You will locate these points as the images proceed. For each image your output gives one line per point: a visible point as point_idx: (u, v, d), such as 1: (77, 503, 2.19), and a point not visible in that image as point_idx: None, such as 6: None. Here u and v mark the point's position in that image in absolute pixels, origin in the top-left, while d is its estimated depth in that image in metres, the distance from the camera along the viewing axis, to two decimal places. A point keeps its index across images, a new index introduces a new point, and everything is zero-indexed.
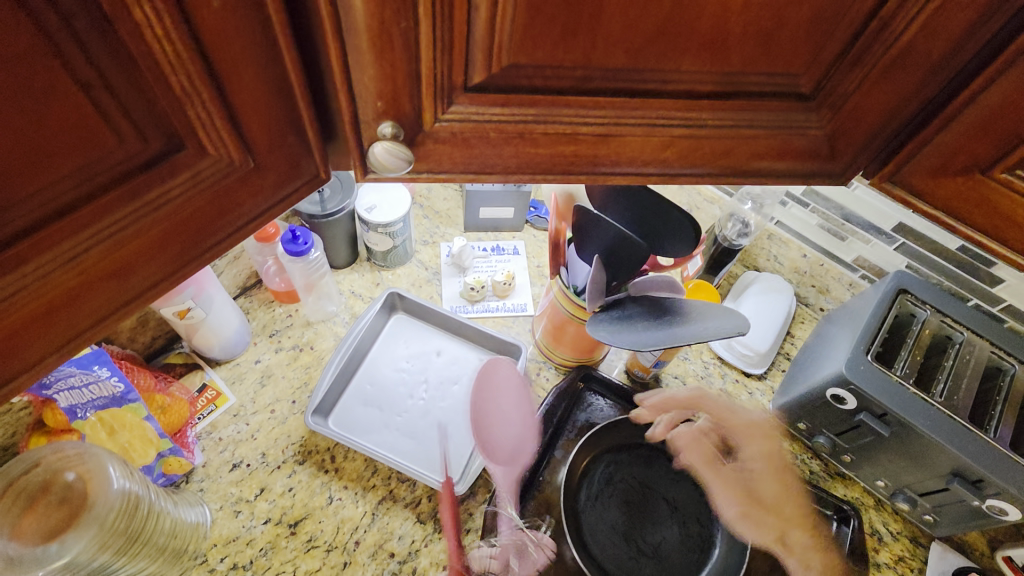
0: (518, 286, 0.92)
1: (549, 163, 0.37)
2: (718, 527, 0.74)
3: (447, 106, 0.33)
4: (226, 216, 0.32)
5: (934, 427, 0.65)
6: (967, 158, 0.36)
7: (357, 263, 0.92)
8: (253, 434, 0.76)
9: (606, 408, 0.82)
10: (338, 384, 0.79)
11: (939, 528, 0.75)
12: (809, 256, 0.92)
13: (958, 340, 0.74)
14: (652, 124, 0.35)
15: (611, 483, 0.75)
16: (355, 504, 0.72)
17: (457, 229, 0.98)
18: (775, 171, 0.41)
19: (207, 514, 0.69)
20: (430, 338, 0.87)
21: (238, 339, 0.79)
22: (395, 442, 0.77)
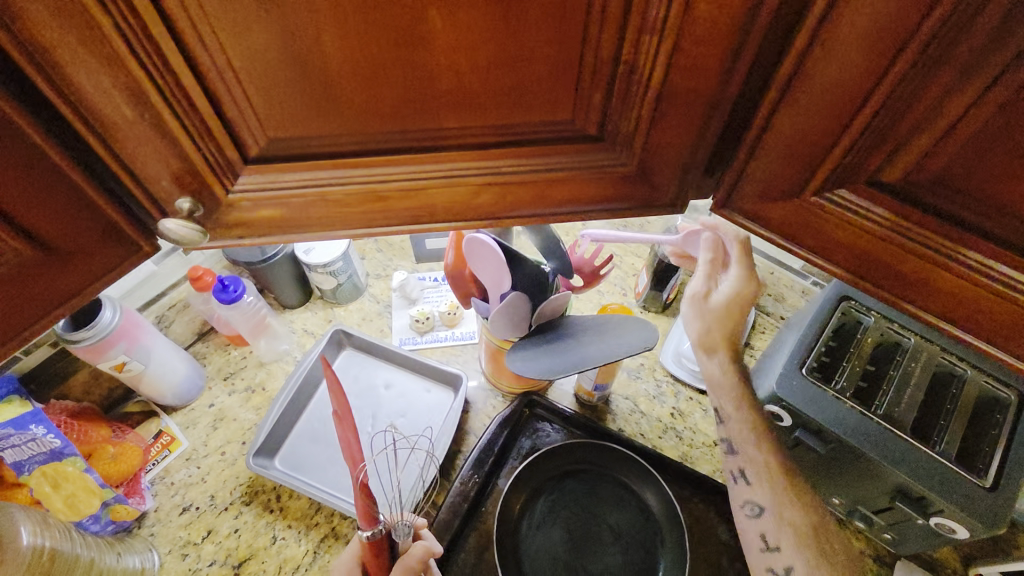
0: (467, 315, 0.93)
1: (362, 219, 0.38)
2: (661, 555, 0.71)
3: (236, 179, 0.34)
4: (37, 300, 0.34)
5: (867, 441, 0.62)
6: (782, 182, 0.35)
7: (309, 302, 0.95)
8: (203, 477, 0.78)
9: (552, 434, 0.81)
10: (282, 423, 0.81)
11: (902, 546, 0.70)
12: (759, 264, 0.90)
13: (906, 346, 0.70)
14: (448, 175, 0.36)
15: (553, 512, 0.75)
16: (297, 543, 0.74)
17: (408, 261, 0.99)
18: (606, 206, 0.40)
19: (155, 559, 0.71)
20: (377, 373, 0.88)
21: (190, 384, 0.82)
22: (340, 479, 0.78)
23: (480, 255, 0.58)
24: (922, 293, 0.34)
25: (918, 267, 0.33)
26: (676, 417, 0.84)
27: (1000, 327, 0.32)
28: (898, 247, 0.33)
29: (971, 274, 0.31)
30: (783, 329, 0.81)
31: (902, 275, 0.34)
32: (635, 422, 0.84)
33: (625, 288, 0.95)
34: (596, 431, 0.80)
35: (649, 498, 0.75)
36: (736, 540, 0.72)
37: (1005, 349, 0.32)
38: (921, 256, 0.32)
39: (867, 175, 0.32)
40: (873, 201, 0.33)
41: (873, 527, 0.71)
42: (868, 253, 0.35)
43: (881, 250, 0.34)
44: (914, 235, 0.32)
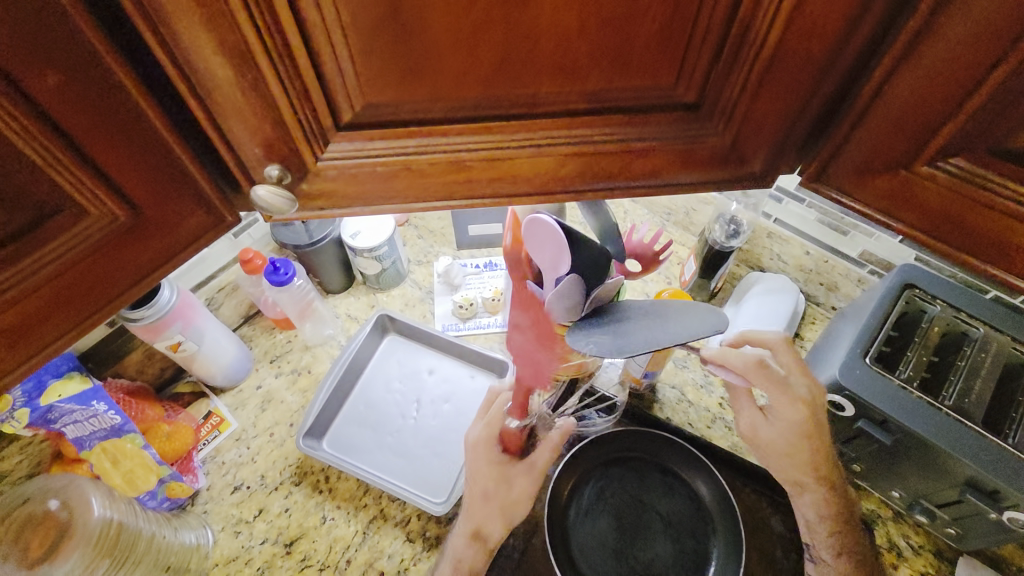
0: (510, 301, 0.92)
1: (445, 190, 0.38)
2: (714, 544, 0.70)
3: (325, 146, 0.34)
4: (126, 267, 0.34)
5: (939, 432, 0.60)
6: (889, 155, 0.34)
7: (352, 287, 0.95)
8: (253, 457, 0.79)
9: (599, 421, 0.80)
10: (331, 406, 0.81)
11: (966, 542, 0.69)
12: (812, 252, 0.87)
13: (976, 337, 0.68)
14: (536, 145, 0.35)
15: (601, 499, 0.74)
16: (347, 523, 0.74)
17: (450, 246, 0.99)
18: (691, 181, 0.39)
19: (208, 535, 0.73)
20: (421, 358, 0.88)
21: (239, 366, 0.83)
22: (386, 463, 0.78)
23: (538, 235, 0.58)
24: None
25: None
26: (725, 406, 0.83)
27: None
28: (1016, 221, 0.32)
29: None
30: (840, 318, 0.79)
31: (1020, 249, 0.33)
32: (683, 411, 0.83)
33: (671, 275, 0.93)
34: (645, 419, 0.79)
35: (699, 488, 0.73)
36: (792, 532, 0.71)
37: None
38: None
39: (991, 142, 0.31)
40: (990, 170, 0.32)
41: (935, 522, 0.69)
42: (980, 228, 0.34)
43: (995, 224, 0.33)
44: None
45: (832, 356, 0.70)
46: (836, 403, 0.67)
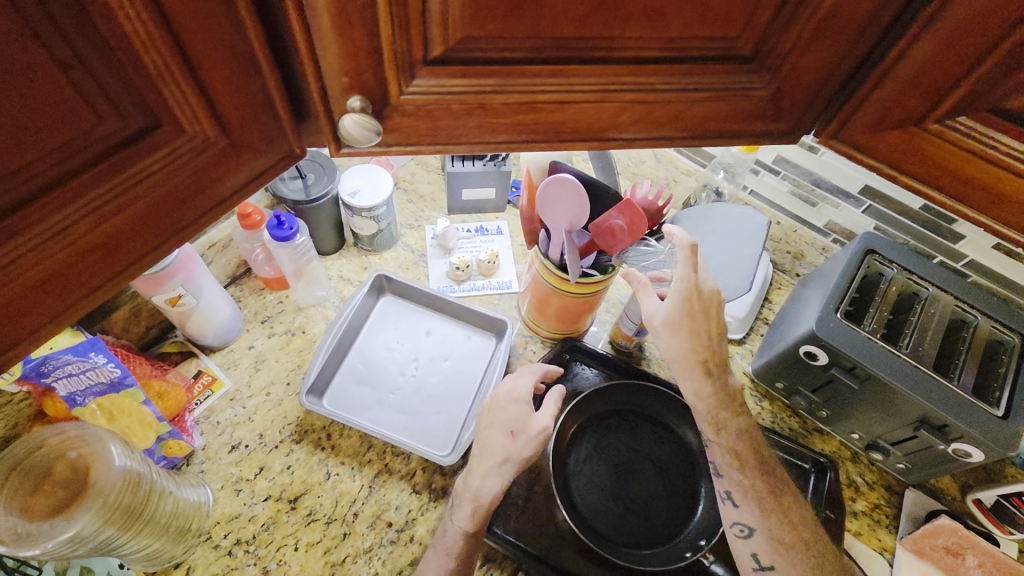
0: (503, 265, 0.96)
1: (511, 131, 0.40)
2: (701, 485, 0.76)
3: (410, 81, 0.35)
4: (209, 189, 0.35)
5: (901, 376, 0.69)
6: (902, 112, 0.39)
7: (344, 249, 0.94)
8: (250, 416, 0.78)
9: (590, 375, 0.85)
10: (331, 364, 0.81)
11: (911, 476, 0.79)
12: (783, 223, 0.96)
13: (924, 296, 0.78)
14: (603, 87, 0.37)
15: (598, 448, 0.79)
16: (351, 478, 0.75)
17: (441, 212, 1.01)
18: (727, 132, 0.43)
19: (209, 494, 0.72)
20: (418, 319, 0.90)
21: (231, 325, 0.82)
22: (389, 419, 0.80)
23: (559, 194, 0.63)
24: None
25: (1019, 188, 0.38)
26: None
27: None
28: (1003, 171, 0.38)
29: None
30: (803, 284, 0.87)
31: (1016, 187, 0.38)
32: (668, 367, 0.89)
33: None
34: (637, 373, 0.84)
35: (687, 436, 0.80)
36: None
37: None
38: (1003, 178, 0.38)
39: (991, 102, 0.36)
40: (989, 126, 0.37)
41: (889, 458, 0.79)
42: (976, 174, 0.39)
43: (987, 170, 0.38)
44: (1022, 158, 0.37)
45: (802, 314, 0.78)
46: (811, 353, 0.75)
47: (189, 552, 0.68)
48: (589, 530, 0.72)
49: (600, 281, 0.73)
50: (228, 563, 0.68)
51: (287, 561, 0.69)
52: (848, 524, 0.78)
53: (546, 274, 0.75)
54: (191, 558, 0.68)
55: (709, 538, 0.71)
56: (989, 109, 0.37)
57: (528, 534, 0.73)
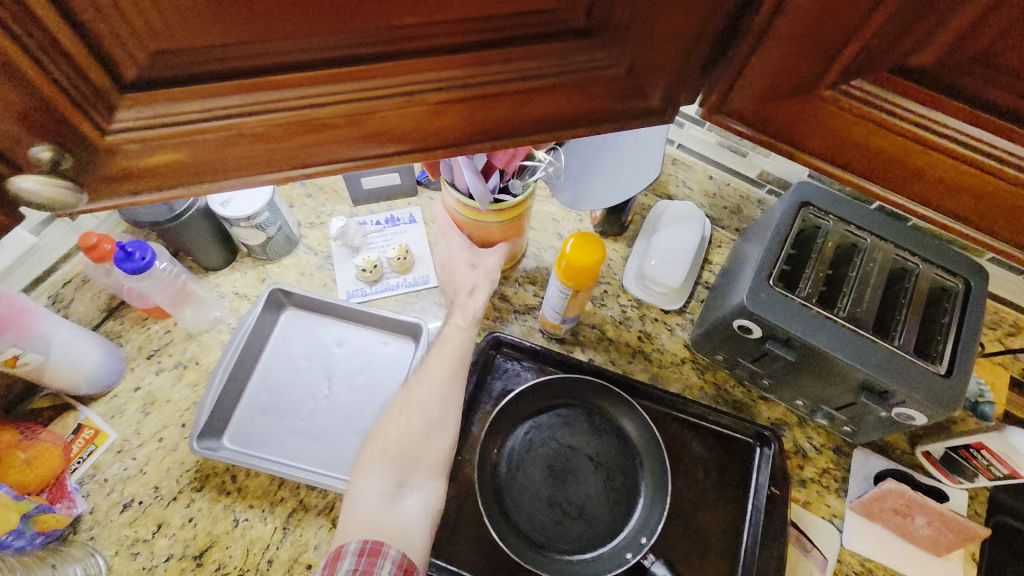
0: (418, 258, 0.86)
1: (303, 157, 0.33)
2: (641, 477, 0.72)
3: (122, 89, 0.28)
4: None
5: (836, 344, 0.63)
6: (794, 76, 0.33)
7: (237, 261, 0.83)
8: (141, 468, 0.70)
9: (519, 370, 0.78)
10: (226, 398, 0.72)
11: (859, 435, 0.75)
12: (715, 175, 0.88)
13: (863, 247, 0.72)
14: (404, 94, 0.31)
15: (531, 450, 0.73)
16: (263, 522, 0.69)
17: (344, 204, 0.90)
18: (578, 119, 0.36)
19: (101, 563, 0.64)
20: (326, 330, 0.80)
21: (107, 370, 0.72)
22: (300, 448, 0.72)
23: None
24: (940, 189, 0.35)
25: (929, 161, 0.34)
26: (643, 340, 0.83)
27: (991, 215, 0.35)
28: (912, 140, 0.33)
29: (984, 162, 0.32)
30: (742, 243, 0.79)
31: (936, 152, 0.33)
32: (604, 349, 0.82)
33: (580, 213, 0.93)
34: (569, 364, 0.78)
35: (625, 425, 0.74)
36: (710, 453, 0.74)
37: (994, 236, 0.35)
38: (918, 151, 0.33)
39: (894, 60, 0.31)
40: (893, 91, 0.32)
41: (835, 422, 0.75)
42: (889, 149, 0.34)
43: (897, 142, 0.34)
44: (934, 122, 0.32)
45: (735, 283, 0.72)
46: (746, 326, 0.69)
47: None
48: (524, 543, 0.67)
49: (514, 205, 0.69)
50: None
51: None
52: (796, 495, 0.75)
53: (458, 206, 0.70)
54: None
55: (649, 536, 0.67)
56: (887, 70, 0.32)
57: (460, 555, 0.67)
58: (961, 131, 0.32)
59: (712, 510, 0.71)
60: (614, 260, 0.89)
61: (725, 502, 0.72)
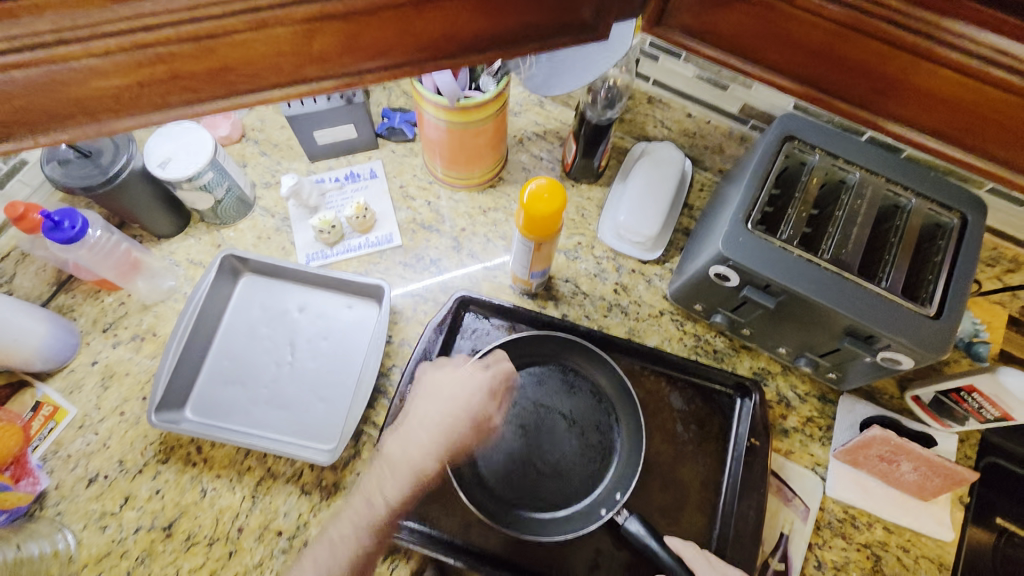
0: (380, 215, 0.82)
1: (154, 97, 0.32)
2: (617, 432, 0.70)
3: None
4: None
5: (817, 287, 0.59)
6: None
7: (190, 227, 0.80)
8: (104, 443, 0.69)
9: (488, 329, 0.75)
10: (184, 368, 0.70)
11: (845, 383, 0.72)
12: (694, 113, 0.80)
13: (851, 183, 0.66)
14: (260, 14, 0.29)
15: (503, 409, 0.70)
16: (231, 491, 0.67)
17: (300, 162, 0.85)
18: (472, 42, 0.34)
19: (68, 537, 0.64)
20: (288, 296, 0.78)
21: (57, 346, 0.69)
22: (265, 417, 0.70)
23: None
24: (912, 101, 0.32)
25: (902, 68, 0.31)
26: (620, 292, 0.80)
27: (989, 133, 0.32)
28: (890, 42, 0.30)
29: (964, 63, 0.29)
30: (725, 183, 0.74)
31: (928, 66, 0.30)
32: (578, 304, 0.79)
33: (553, 161, 0.88)
34: (539, 321, 0.75)
35: (599, 381, 0.72)
36: (689, 405, 0.72)
37: (992, 157, 0.33)
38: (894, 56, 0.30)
39: None
40: None
41: (819, 369, 0.72)
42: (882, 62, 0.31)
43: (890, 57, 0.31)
44: (939, 30, 0.29)
45: (712, 229, 0.67)
46: (723, 274, 0.65)
47: None
48: (496, 503, 0.66)
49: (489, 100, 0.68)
50: None
51: None
52: (779, 445, 0.72)
53: (434, 107, 0.68)
54: None
55: (624, 492, 0.65)
56: None
57: (432, 517, 0.66)
58: (967, 40, 0.28)
59: (690, 463, 0.69)
60: (588, 210, 0.85)
61: (704, 454, 0.69)
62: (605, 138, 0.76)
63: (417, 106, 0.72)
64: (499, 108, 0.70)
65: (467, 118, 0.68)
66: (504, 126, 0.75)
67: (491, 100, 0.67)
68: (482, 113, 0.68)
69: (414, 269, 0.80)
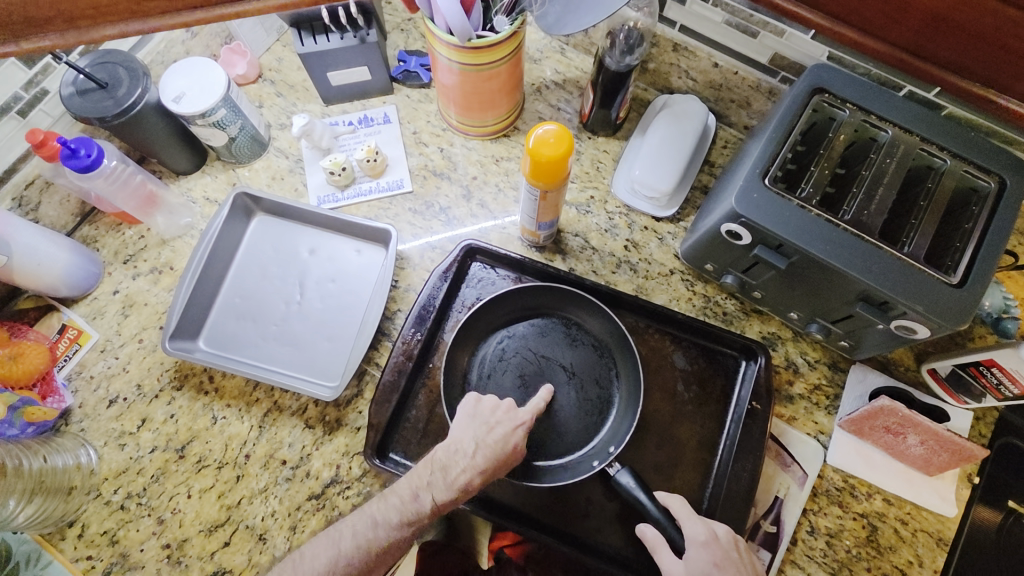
0: (392, 161, 0.82)
1: None
2: (616, 387, 0.70)
3: None
4: None
5: (831, 249, 0.57)
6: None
7: (207, 165, 0.81)
8: (124, 367, 0.72)
9: (494, 278, 0.75)
10: (198, 302, 0.73)
11: (857, 352, 0.69)
12: (721, 63, 0.76)
13: (882, 141, 0.62)
14: None
15: (503, 358, 0.71)
16: (240, 420, 0.70)
17: (316, 104, 0.85)
18: None
19: (90, 452, 0.68)
20: (300, 237, 0.79)
21: (83, 273, 0.73)
22: (274, 352, 0.73)
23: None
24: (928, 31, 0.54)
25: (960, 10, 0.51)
26: (631, 249, 0.78)
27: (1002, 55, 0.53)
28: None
29: None
30: (748, 140, 0.71)
31: (940, 39, 0.54)
32: (587, 259, 0.78)
33: (571, 111, 0.85)
34: (545, 273, 0.74)
35: (602, 336, 0.72)
36: (692, 365, 0.71)
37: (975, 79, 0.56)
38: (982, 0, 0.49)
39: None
40: None
41: (830, 336, 0.69)
42: (959, 30, 0.52)
43: (971, 25, 0.51)
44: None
45: (728, 185, 0.65)
46: (735, 232, 0.63)
47: (80, 510, 0.66)
48: None
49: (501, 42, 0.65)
50: (122, 517, 0.66)
51: (181, 509, 0.67)
52: (782, 411, 0.71)
53: (445, 48, 0.66)
54: (83, 516, 0.66)
55: (617, 446, 0.66)
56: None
57: None
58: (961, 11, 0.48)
59: (688, 423, 0.68)
60: (604, 163, 0.82)
61: (703, 415, 0.69)
62: (624, 87, 0.73)
63: (430, 47, 0.70)
64: (513, 50, 0.68)
65: (479, 60, 0.66)
66: (518, 69, 0.73)
67: (503, 41, 0.65)
68: (494, 55, 0.66)
69: (424, 216, 0.80)
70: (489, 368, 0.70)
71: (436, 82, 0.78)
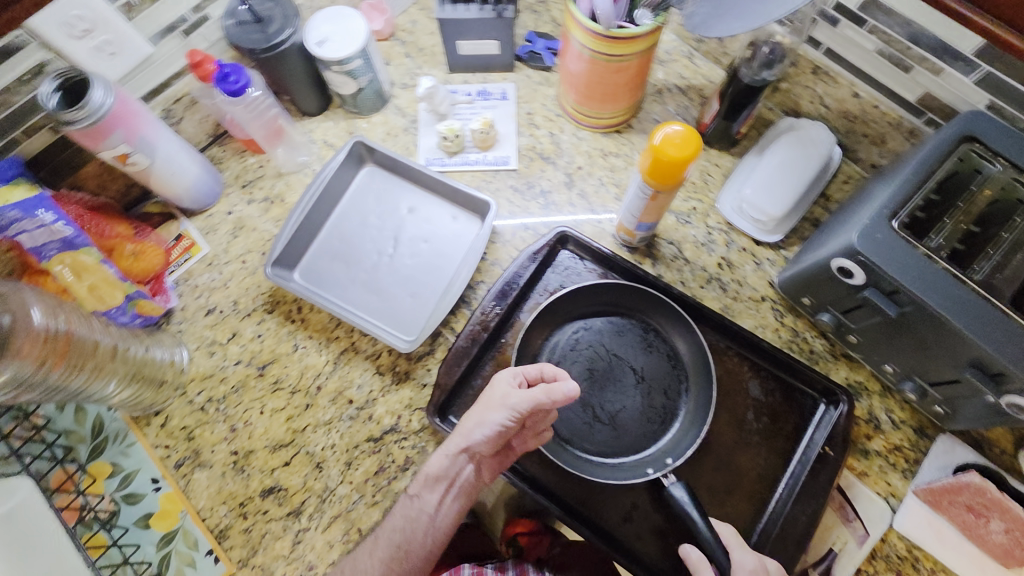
0: (502, 136, 0.83)
1: None
2: (684, 401, 0.69)
3: None
4: None
5: (952, 307, 0.53)
6: None
7: (330, 110, 0.86)
8: (225, 282, 0.78)
9: (581, 269, 0.75)
10: (301, 236, 0.77)
11: (950, 422, 0.65)
12: (861, 95, 0.72)
13: None
14: None
15: (575, 349, 0.71)
16: (318, 353, 0.74)
17: (440, 70, 0.87)
18: None
19: (184, 353, 0.74)
20: (402, 194, 0.82)
21: (206, 188, 0.78)
22: (359, 297, 0.76)
23: None
24: None
25: None
26: (724, 267, 0.76)
27: None
28: None
29: None
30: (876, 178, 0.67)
31: None
32: (677, 268, 0.77)
33: (689, 118, 0.84)
34: (633, 274, 0.73)
35: (679, 347, 0.71)
36: (767, 397, 0.69)
37: None
38: None
39: None
40: None
41: (923, 398, 0.65)
42: None
43: None
44: None
45: (849, 220, 0.62)
46: (846, 269, 0.60)
47: (166, 403, 0.72)
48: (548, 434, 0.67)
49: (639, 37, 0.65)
50: (200, 417, 0.72)
51: (252, 423, 0.71)
52: (853, 464, 0.68)
53: (582, 35, 0.66)
54: (167, 408, 0.72)
55: (676, 458, 0.65)
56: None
57: None
58: None
59: (751, 453, 0.67)
60: (712, 176, 0.81)
61: (769, 449, 0.67)
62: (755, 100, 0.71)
63: (566, 32, 0.71)
64: (650, 47, 0.67)
65: (614, 51, 0.66)
66: (647, 68, 0.72)
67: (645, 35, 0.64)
68: (631, 49, 0.66)
69: (523, 195, 0.81)
70: (561, 355, 0.71)
71: (563, 68, 0.78)
